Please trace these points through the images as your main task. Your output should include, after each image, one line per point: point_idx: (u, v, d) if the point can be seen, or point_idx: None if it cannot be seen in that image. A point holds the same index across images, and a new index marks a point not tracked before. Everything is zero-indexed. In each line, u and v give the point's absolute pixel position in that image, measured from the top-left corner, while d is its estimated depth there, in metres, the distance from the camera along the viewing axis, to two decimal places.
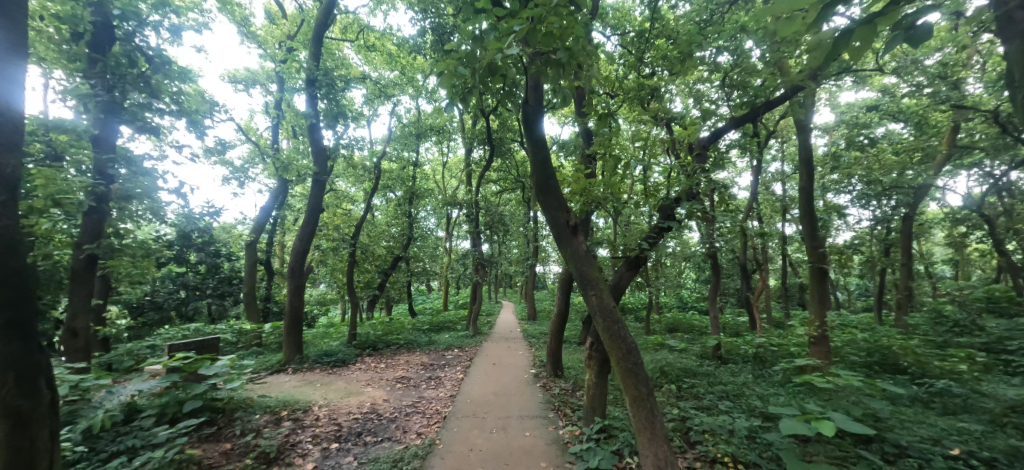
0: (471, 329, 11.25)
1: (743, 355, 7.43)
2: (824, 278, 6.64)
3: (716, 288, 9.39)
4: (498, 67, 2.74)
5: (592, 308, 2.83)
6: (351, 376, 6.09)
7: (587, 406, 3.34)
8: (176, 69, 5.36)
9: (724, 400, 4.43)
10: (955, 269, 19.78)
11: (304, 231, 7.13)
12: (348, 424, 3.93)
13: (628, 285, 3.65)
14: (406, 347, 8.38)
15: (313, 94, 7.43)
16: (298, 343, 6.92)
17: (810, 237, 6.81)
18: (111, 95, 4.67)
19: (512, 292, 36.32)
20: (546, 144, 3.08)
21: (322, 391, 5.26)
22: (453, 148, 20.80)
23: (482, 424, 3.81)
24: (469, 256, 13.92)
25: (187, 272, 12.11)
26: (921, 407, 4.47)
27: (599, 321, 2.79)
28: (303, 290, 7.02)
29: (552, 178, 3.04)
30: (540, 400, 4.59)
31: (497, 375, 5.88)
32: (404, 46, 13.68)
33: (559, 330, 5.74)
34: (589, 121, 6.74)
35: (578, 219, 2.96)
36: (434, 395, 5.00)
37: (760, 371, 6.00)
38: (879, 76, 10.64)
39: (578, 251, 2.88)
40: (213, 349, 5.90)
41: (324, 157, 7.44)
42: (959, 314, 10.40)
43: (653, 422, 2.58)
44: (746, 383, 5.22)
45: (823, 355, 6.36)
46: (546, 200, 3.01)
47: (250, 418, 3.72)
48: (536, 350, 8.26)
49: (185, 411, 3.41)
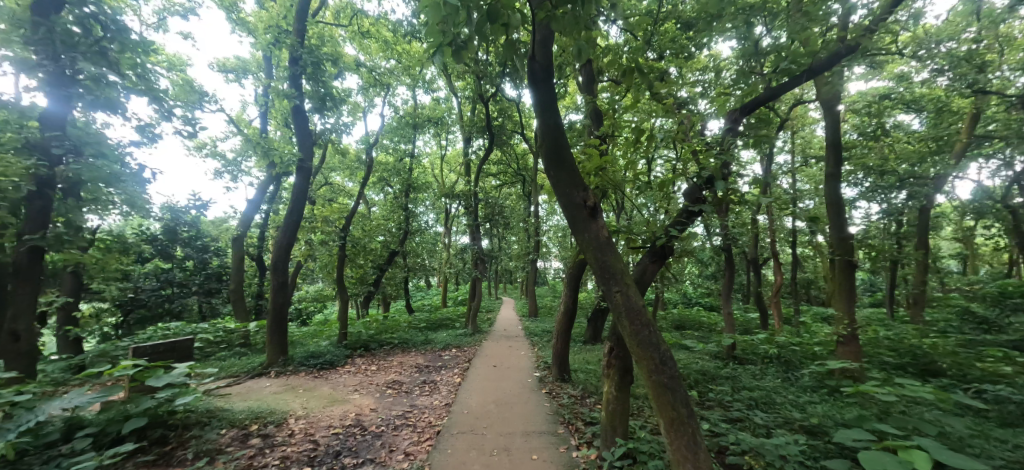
0: (471, 326, 10.74)
1: (761, 355, 6.94)
2: (854, 272, 6.10)
3: (728, 284, 8.92)
4: (499, 9, 2.22)
5: (616, 309, 2.28)
6: (338, 380, 5.58)
7: (606, 424, 2.82)
8: (137, 41, 4.79)
9: (757, 411, 3.90)
10: (966, 263, 19.37)
11: (289, 222, 6.56)
12: (326, 442, 3.41)
13: (654, 280, 3.11)
14: (401, 347, 7.89)
15: (297, 73, 6.83)
16: (284, 343, 6.42)
17: (837, 228, 6.28)
18: (58, 66, 4.11)
19: (511, 288, 35.94)
20: (557, 109, 2.54)
21: (303, 399, 4.74)
22: (453, 141, 20.31)
23: (481, 442, 3.31)
24: (468, 251, 13.43)
25: (173, 269, 11.58)
26: (976, 417, 3.96)
27: (625, 326, 2.25)
28: (288, 286, 6.50)
29: (565, 151, 2.49)
30: (546, 411, 4.07)
31: (498, 380, 5.37)
32: (400, 32, 13.15)
33: (566, 330, 5.21)
34: (597, 103, 6.21)
35: (598, 199, 2.39)
36: (427, 404, 4.49)
37: (785, 375, 5.48)
38: (897, 61, 10.15)
39: (598, 237, 2.33)
40: (184, 351, 5.45)
41: (310, 142, 6.87)
42: (983, 310, 9.90)
43: (695, 452, 2.06)
44: (775, 389, 4.69)
45: (852, 356, 5.84)
46: (558, 177, 2.46)
47: (209, 436, 3.19)
48: (539, 349, 7.77)
49: (124, 432, 2.82)
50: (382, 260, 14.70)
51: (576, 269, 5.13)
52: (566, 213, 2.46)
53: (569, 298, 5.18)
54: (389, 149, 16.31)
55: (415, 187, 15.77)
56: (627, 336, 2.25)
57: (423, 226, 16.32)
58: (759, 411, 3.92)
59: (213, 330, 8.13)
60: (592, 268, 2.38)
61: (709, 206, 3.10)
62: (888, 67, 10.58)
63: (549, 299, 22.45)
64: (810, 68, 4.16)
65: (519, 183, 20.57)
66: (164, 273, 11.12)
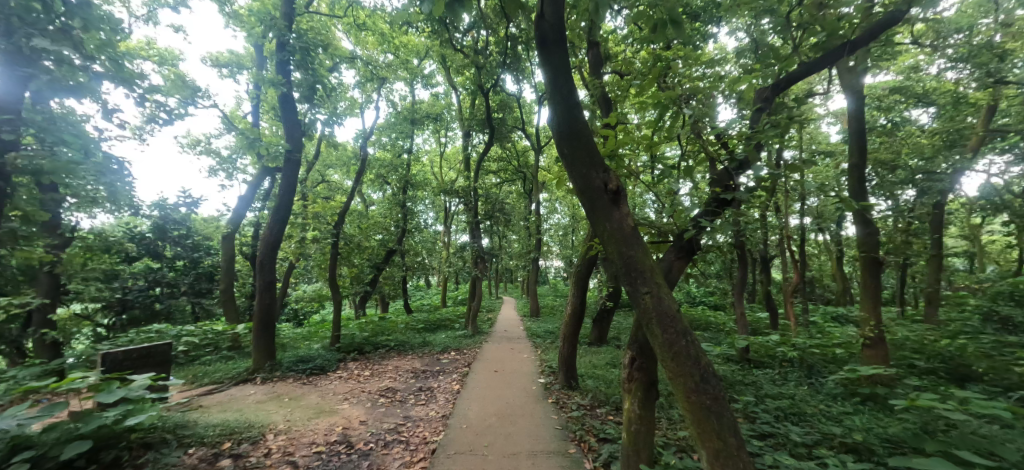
0: (470, 328, 10.34)
1: (779, 358, 6.53)
2: (880, 270, 5.70)
3: (740, 283, 8.46)
4: None
5: (645, 315, 1.88)
6: (328, 389, 5.19)
7: (628, 448, 2.43)
8: (105, 19, 4.39)
9: (788, 424, 3.53)
10: (975, 261, 19.00)
11: (276, 218, 6.15)
12: (306, 463, 3.02)
13: (680, 278, 2.72)
14: (397, 349, 7.51)
15: (285, 60, 6.42)
16: (272, 346, 6.04)
17: (860, 223, 5.87)
18: (12, 42, 3.69)
19: (510, 288, 35.53)
20: (571, 76, 2.13)
21: (288, 409, 4.35)
22: (452, 139, 19.96)
23: (481, 464, 2.93)
24: (468, 249, 13.06)
25: (162, 268, 11.19)
26: None
27: (656, 334, 1.85)
28: (275, 286, 6.10)
29: (580, 126, 2.09)
30: (553, 424, 3.68)
31: (499, 388, 4.98)
32: (397, 25, 12.80)
33: (573, 332, 4.82)
34: (605, 90, 5.82)
35: (621, 181, 1.99)
36: (422, 415, 4.10)
37: (810, 382, 5.09)
38: (910, 52, 9.80)
39: (622, 228, 1.93)
40: (162, 357, 5.11)
41: (299, 133, 6.47)
42: (1004, 309, 9.53)
43: None
44: (803, 398, 4.31)
45: (879, 359, 5.47)
46: (571, 157, 2.07)
47: (170, 459, 2.79)
48: (542, 352, 7.40)
49: (65, 459, 2.37)
50: (379, 259, 14.29)
51: (584, 265, 4.70)
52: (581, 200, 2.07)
53: (577, 299, 4.76)
54: (386, 146, 15.92)
55: (413, 184, 15.38)
56: (657, 347, 1.86)
57: (422, 225, 15.93)
58: (790, 424, 3.54)
59: (200, 333, 7.73)
60: (613, 264, 2.00)
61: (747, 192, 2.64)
62: (901, 58, 10.23)
63: (550, 299, 22.05)
64: (854, 36, 3.52)
65: (519, 181, 20.19)
66: (152, 273, 10.71)
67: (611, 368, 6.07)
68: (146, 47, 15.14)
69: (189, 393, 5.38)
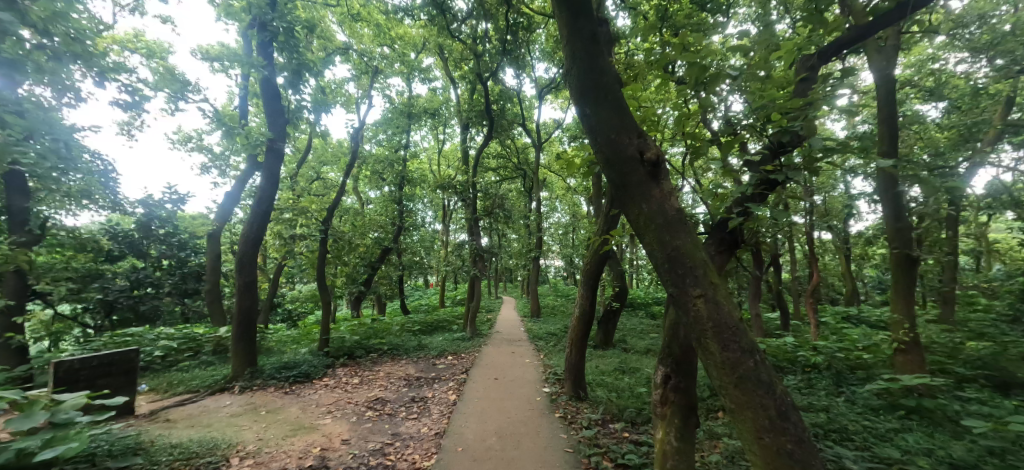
0: (469, 330, 9.85)
1: (802, 364, 6.04)
2: (916, 268, 5.22)
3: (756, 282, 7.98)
4: None
5: (697, 325, 1.41)
6: (311, 399, 4.73)
7: None
8: None
9: (837, 448, 3.06)
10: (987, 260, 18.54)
11: (258, 211, 5.65)
12: None
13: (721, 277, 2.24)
14: (390, 354, 7.03)
15: (266, 40, 5.89)
16: (253, 352, 5.56)
17: (893, 217, 5.38)
18: None
19: (511, 287, 35.12)
20: (594, 18, 1.66)
21: (263, 425, 3.89)
22: (450, 135, 19.52)
23: None
24: (466, 248, 12.57)
25: (147, 268, 10.72)
26: None
27: (712, 352, 1.38)
28: (255, 287, 5.60)
29: (607, 78, 1.61)
30: (562, 447, 3.20)
31: (500, 399, 4.50)
32: (393, 15, 12.36)
33: (581, 337, 4.35)
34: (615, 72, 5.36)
35: (661, 149, 1.51)
36: (413, 433, 3.64)
37: (842, 392, 4.63)
38: (929, 40, 9.37)
39: (665, 210, 1.45)
40: (128, 366, 4.63)
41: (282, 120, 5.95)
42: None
43: None
44: (841, 413, 3.85)
45: (915, 366, 5.02)
46: (594, 120, 1.60)
47: None
48: (545, 357, 6.92)
49: None
50: (374, 258, 13.79)
51: (595, 263, 4.21)
52: (607, 175, 1.60)
53: (586, 301, 4.28)
54: (382, 142, 15.45)
55: (410, 181, 14.90)
56: (712, 368, 1.39)
57: (419, 223, 15.45)
58: (838, 446, 3.08)
59: (180, 336, 7.24)
60: (651, 258, 1.53)
61: (802, 172, 2.13)
62: (918, 47, 9.81)
63: (551, 298, 21.62)
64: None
65: (519, 179, 19.73)
66: (136, 273, 10.23)
67: (621, 376, 5.60)
68: (135, 40, 14.66)
69: (159, 404, 4.90)
